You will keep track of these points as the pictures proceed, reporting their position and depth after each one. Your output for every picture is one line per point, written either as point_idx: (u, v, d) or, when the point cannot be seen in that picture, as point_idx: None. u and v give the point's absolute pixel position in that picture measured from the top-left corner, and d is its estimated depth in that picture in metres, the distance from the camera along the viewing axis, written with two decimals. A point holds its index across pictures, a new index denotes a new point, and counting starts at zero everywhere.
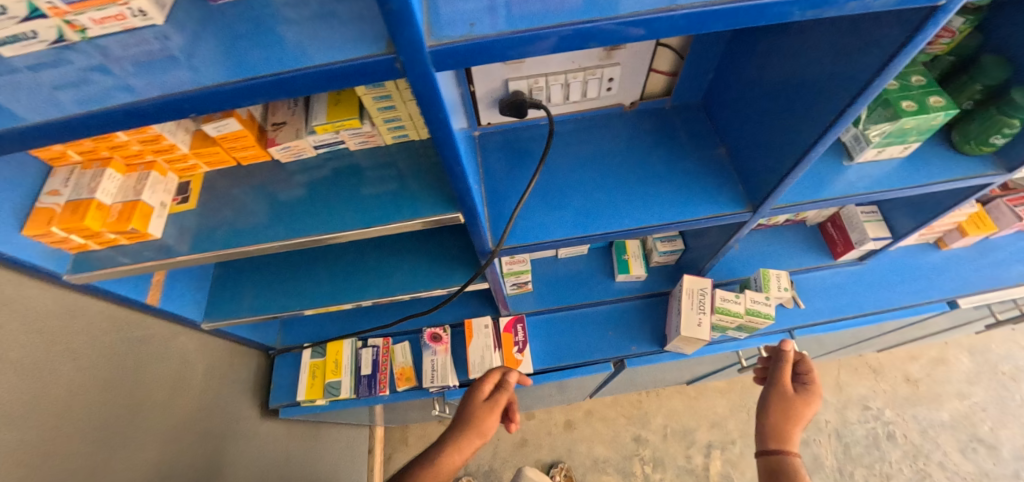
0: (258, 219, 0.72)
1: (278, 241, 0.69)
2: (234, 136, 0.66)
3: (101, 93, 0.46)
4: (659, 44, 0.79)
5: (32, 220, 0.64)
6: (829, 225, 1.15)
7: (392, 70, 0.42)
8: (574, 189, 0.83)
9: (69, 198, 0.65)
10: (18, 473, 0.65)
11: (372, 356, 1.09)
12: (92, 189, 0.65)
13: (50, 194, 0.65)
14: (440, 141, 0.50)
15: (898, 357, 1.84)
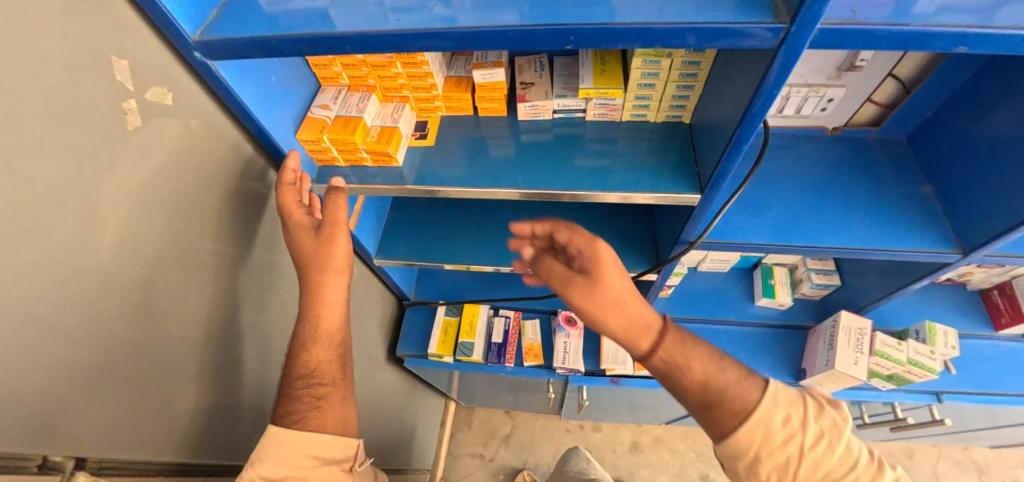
0: (485, 164, 0.76)
1: (516, 189, 0.72)
2: (493, 87, 0.72)
3: (432, 17, 0.49)
4: (890, 74, 0.80)
5: (304, 126, 0.70)
6: (996, 294, 1.07)
7: (770, 41, 0.45)
8: (774, 199, 0.83)
9: (339, 114, 0.71)
10: (229, 346, 0.71)
11: (504, 326, 1.13)
12: (360, 109, 0.71)
13: (322, 107, 0.72)
14: (748, 117, 0.52)
15: (1010, 460, 1.67)
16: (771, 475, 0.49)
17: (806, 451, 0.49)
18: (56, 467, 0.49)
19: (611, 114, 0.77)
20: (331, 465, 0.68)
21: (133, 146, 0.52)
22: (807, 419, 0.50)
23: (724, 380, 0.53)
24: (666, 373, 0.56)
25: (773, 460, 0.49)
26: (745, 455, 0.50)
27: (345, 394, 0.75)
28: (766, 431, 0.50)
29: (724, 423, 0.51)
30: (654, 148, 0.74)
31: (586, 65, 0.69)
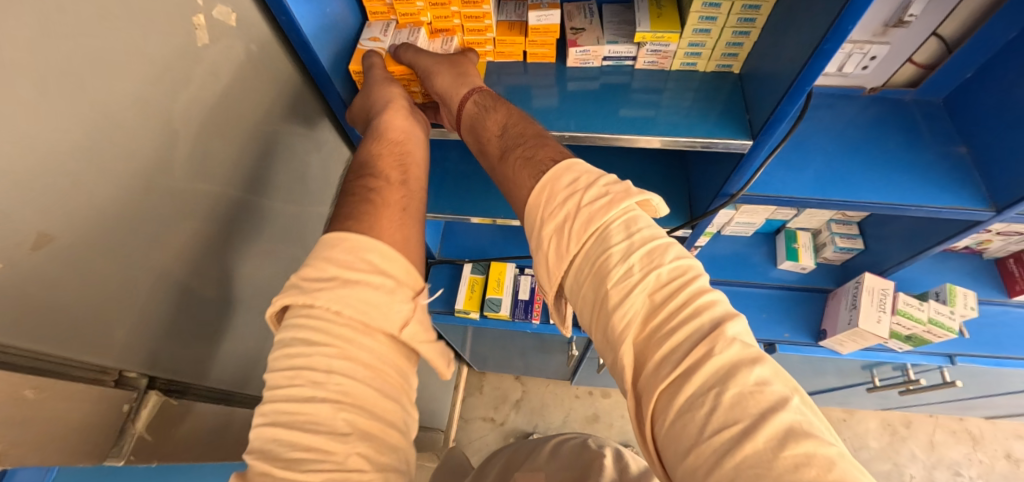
0: (550, 104, 0.77)
1: (569, 133, 0.74)
2: (547, 31, 0.73)
3: None
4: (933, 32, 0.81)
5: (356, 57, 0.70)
6: (1011, 261, 1.11)
7: None
8: (814, 155, 0.85)
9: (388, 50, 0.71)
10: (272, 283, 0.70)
11: (530, 283, 1.14)
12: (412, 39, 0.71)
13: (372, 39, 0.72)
14: (818, 52, 0.53)
15: (1003, 432, 1.77)
16: (551, 238, 0.48)
17: (582, 207, 0.47)
18: (130, 383, 0.50)
19: (660, 63, 0.77)
20: (394, 280, 0.49)
21: (204, 64, 0.51)
22: (595, 183, 0.49)
23: (522, 134, 0.58)
24: (472, 124, 0.64)
25: (554, 220, 0.48)
26: (534, 222, 0.51)
27: (404, 202, 0.58)
28: (552, 188, 0.50)
29: (521, 181, 0.54)
30: (700, 99, 0.74)
31: (643, 9, 0.70)
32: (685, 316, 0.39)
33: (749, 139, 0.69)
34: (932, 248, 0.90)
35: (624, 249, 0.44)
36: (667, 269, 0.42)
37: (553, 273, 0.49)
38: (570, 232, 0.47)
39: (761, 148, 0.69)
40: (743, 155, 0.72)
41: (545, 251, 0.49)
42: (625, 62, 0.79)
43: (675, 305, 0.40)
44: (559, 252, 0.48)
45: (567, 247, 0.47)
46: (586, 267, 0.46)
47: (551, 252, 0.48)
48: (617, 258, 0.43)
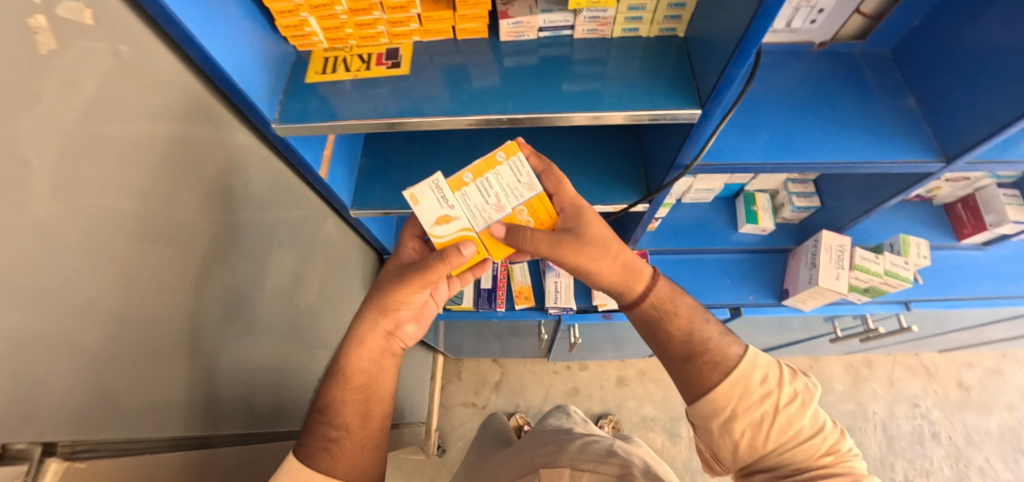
0: (489, 85, 0.71)
1: (508, 116, 0.69)
2: (476, 3, 0.66)
3: None
4: None
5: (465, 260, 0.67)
6: (959, 206, 1.14)
7: None
8: (768, 117, 0.82)
9: (477, 228, 0.66)
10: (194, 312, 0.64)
11: (492, 271, 1.10)
12: (498, 207, 0.66)
13: (445, 218, 0.66)
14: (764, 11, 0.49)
15: (953, 362, 1.91)
16: (745, 429, 0.62)
17: (779, 408, 0.61)
18: (21, 455, 0.42)
19: (601, 30, 0.72)
20: None
21: (54, 76, 0.43)
22: (783, 381, 0.63)
23: (704, 338, 0.68)
24: (649, 321, 0.72)
25: (750, 417, 0.62)
26: (722, 413, 0.63)
27: (364, 441, 0.67)
28: (745, 388, 0.63)
29: (708, 377, 0.65)
30: (646, 68, 0.70)
31: None
32: (838, 469, 0.58)
33: (697, 108, 0.65)
34: (888, 201, 0.89)
35: (817, 440, 0.60)
36: (831, 439, 0.61)
37: (740, 457, 0.63)
38: (767, 432, 0.61)
39: (711, 115, 0.66)
40: (693, 124, 0.69)
41: (734, 440, 0.62)
42: (564, 32, 0.73)
43: (834, 465, 0.59)
44: (753, 443, 0.62)
45: (763, 441, 0.61)
46: (777, 441, 0.61)
47: (744, 439, 0.62)
48: (804, 435, 0.61)
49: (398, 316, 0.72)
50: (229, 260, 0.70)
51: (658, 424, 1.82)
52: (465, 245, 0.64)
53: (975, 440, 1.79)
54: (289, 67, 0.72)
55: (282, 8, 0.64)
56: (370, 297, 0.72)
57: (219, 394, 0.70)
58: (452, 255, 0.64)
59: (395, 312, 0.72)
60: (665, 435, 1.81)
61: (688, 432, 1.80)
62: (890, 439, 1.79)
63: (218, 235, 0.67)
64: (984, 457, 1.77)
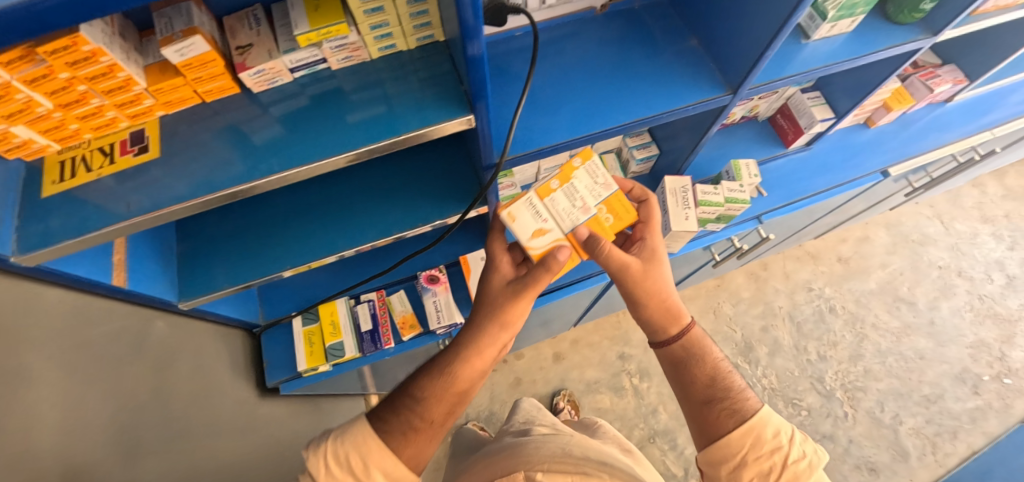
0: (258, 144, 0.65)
1: (275, 176, 0.63)
2: (203, 63, 0.58)
3: None
4: None
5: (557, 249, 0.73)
6: (779, 117, 1.25)
7: None
8: (565, 94, 0.83)
9: (564, 230, 0.73)
10: None
11: (369, 311, 1.05)
12: (582, 206, 0.73)
13: (541, 229, 0.72)
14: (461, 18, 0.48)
15: (831, 241, 2.13)
16: (754, 479, 0.61)
17: (788, 463, 0.61)
18: None
19: (358, 56, 0.67)
20: None
21: None
22: (794, 440, 0.62)
23: (727, 388, 0.70)
24: (675, 360, 0.75)
25: (759, 465, 0.61)
26: (731, 460, 0.63)
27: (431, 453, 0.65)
28: (757, 436, 0.62)
29: (724, 422, 0.65)
30: (419, 81, 0.67)
31: (296, 5, 0.57)
32: None
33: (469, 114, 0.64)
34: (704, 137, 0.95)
35: None
36: None
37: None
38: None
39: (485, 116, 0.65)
40: (475, 127, 0.67)
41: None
42: (320, 66, 0.68)
43: None
44: None
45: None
46: None
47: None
48: None
49: (510, 336, 0.73)
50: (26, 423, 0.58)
51: (603, 384, 1.89)
52: (561, 251, 0.67)
53: (864, 302, 2.03)
54: (19, 186, 0.62)
55: None
56: (479, 305, 0.73)
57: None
58: (548, 259, 0.67)
59: (511, 326, 0.73)
60: (611, 392, 1.88)
61: (631, 382, 1.89)
62: (799, 326, 1.99)
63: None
64: (874, 315, 2.01)
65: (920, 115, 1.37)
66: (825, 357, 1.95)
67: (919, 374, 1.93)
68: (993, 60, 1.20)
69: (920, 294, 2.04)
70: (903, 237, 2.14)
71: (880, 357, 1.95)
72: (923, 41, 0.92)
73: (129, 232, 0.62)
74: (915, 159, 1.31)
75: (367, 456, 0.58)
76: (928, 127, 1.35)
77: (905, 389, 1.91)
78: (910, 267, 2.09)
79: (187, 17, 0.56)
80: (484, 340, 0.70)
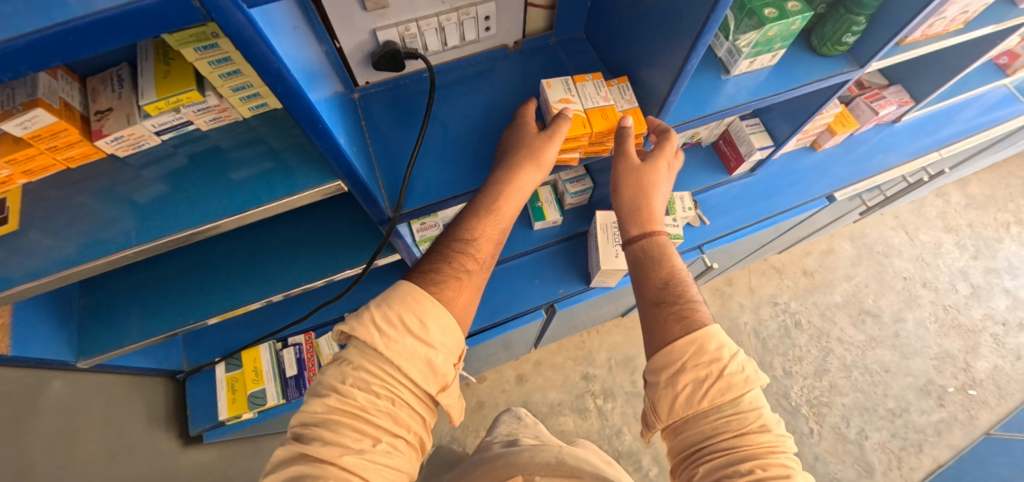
0: (128, 208, 0.62)
1: (134, 249, 0.59)
2: (55, 132, 0.55)
3: None
4: (528, 3, 0.79)
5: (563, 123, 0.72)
6: (721, 143, 1.23)
7: (186, 13, 0.34)
8: (470, 139, 0.80)
9: (586, 107, 0.74)
10: None
11: (295, 355, 1.02)
12: (603, 98, 0.75)
13: (563, 99, 0.74)
14: (283, 98, 0.45)
15: (796, 254, 2.13)
16: (688, 383, 0.57)
17: (724, 373, 0.56)
18: None
19: (229, 115, 0.64)
20: (431, 358, 0.54)
21: None
22: (733, 357, 0.58)
23: (682, 294, 0.66)
24: (638, 260, 0.73)
25: (694, 372, 0.57)
26: (673, 366, 0.58)
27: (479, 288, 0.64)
28: (701, 346, 0.58)
29: (671, 328, 0.61)
30: (297, 138, 0.64)
31: (144, 73, 0.54)
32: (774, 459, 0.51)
33: (340, 179, 0.61)
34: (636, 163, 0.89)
35: (752, 417, 0.54)
36: (774, 438, 0.53)
37: (676, 411, 0.57)
38: (707, 391, 0.56)
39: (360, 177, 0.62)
40: (353, 188, 0.64)
41: (674, 393, 0.57)
42: (191, 126, 0.65)
43: (770, 443, 0.52)
44: (688, 398, 0.57)
45: (701, 399, 0.56)
46: (712, 417, 0.56)
47: (681, 395, 0.57)
48: (742, 420, 0.54)
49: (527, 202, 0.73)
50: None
51: (566, 406, 1.86)
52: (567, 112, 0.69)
53: (830, 315, 2.02)
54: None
55: None
56: (499, 164, 0.71)
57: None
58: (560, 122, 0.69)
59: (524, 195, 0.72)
60: (575, 414, 1.86)
61: (595, 403, 1.87)
62: (764, 342, 1.97)
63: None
64: (840, 328, 2.00)
65: (867, 136, 1.35)
66: (790, 372, 1.92)
67: (885, 387, 1.90)
68: (938, 84, 1.19)
69: (885, 306, 2.04)
70: (868, 249, 2.14)
71: (846, 371, 1.93)
72: (849, 72, 0.90)
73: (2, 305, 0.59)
74: (860, 183, 1.30)
75: (423, 317, 0.55)
76: (875, 149, 1.34)
77: (870, 403, 1.87)
78: (874, 278, 2.09)
79: (32, 87, 0.53)
80: (495, 209, 0.69)
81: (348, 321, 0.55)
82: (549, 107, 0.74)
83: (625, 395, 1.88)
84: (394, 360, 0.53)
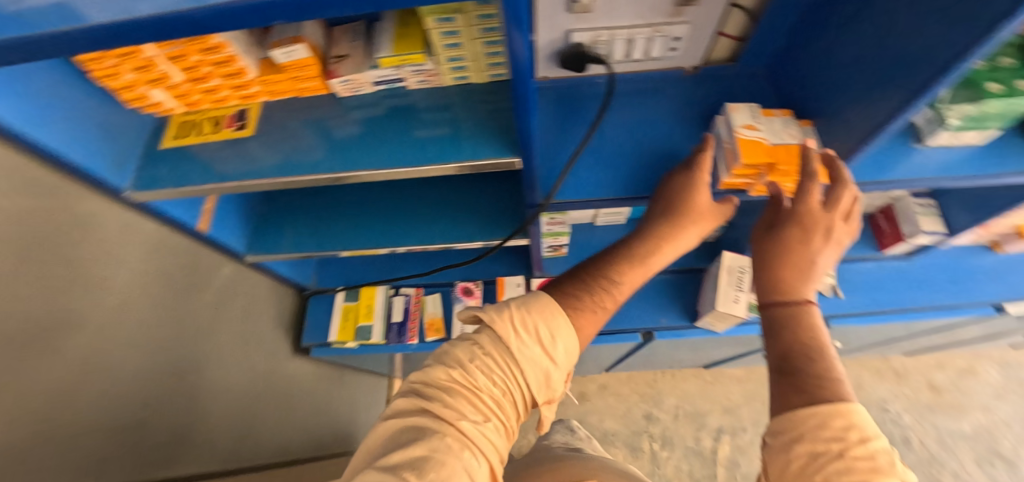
0: (338, 136, 0.73)
1: (334, 174, 0.70)
2: (303, 65, 0.67)
3: None
4: (720, 32, 0.79)
5: (745, 150, 0.69)
6: (879, 216, 1.12)
7: None
8: (628, 148, 0.81)
9: (773, 141, 0.70)
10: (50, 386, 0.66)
11: (403, 305, 1.11)
12: (793, 136, 0.71)
13: (751, 126, 0.71)
14: (512, 75, 0.50)
15: (924, 364, 1.87)
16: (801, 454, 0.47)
17: (847, 455, 0.45)
18: None
19: (434, 80, 0.72)
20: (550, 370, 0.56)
21: None
22: (866, 437, 0.46)
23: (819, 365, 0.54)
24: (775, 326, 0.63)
25: (812, 443, 0.47)
26: (790, 433, 0.49)
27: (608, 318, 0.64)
28: (823, 419, 0.47)
29: (791, 394, 0.52)
30: (487, 113, 0.70)
31: (385, 32, 0.65)
32: None
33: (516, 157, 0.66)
34: None
35: None
36: None
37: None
38: (821, 468, 0.45)
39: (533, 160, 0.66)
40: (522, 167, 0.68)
41: (786, 462, 0.48)
42: (400, 83, 0.74)
43: None
44: (801, 472, 0.46)
45: (813, 474, 0.45)
46: None
47: (793, 462, 0.47)
48: None
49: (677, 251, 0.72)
50: (59, 335, 0.68)
51: (619, 439, 1.81)
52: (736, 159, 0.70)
53: (949, 443, 1.71)
54: (145, 132, 0.75)
55: (148, 77, 0.66)
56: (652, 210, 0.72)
57: (75, 460, 0.70)
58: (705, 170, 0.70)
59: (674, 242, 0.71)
60: (626, 449, 1.79)
61: (650, 446, 1.79)
62: None
63: (39, 303, 0.65)
64: (959, 463, 1.68)
65: None
66: None
67: None
68: None
69: None
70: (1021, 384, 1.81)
71: None
72: None
73: (218, 192, 0.74)
74: None
75: (556, 334, 0.57)
76: None
77: None
78: None
79: (300, 26, 0.65)
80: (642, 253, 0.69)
81: (487, 310, 0.60)
82: (731, 132, 0.72)
83: (685, 449, 1.77)
84: (521, 364, 0.55)
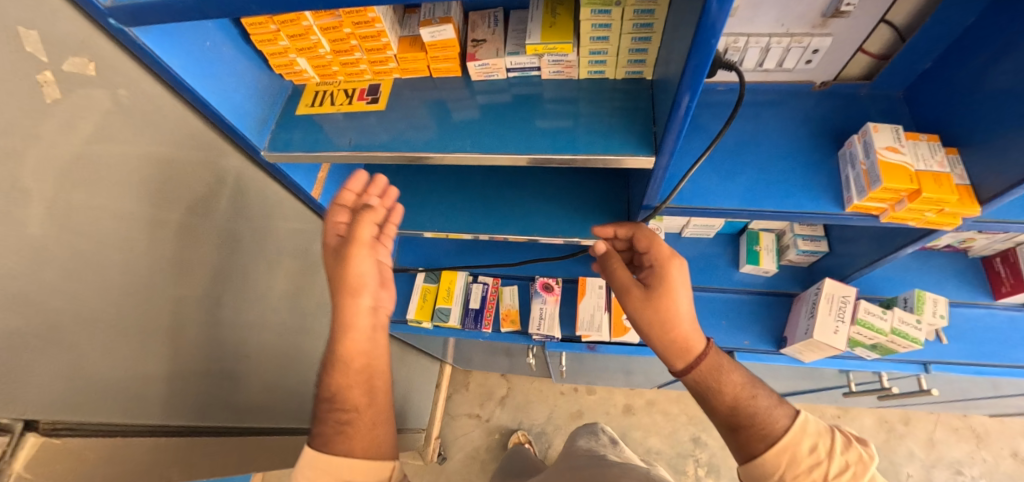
0: (462, 119, 0.74)
1: (464, 154, 0.71)
2: (445, 46, 0.69)
3: None
4: (862, 48, 0.76)
5: (886, 171, 0.66)
6: (997, 260, 1.04)
7: None
8: (750, 160, 0.79)
9: (917, 166, 0.67)
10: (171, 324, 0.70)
11: (481, 292, 1.13)
12: (940, 164, 0.67)
13: (893, 149, 0.68)
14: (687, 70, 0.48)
15: (1010, 428, 1.71)
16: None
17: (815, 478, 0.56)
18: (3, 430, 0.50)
19: (567, 72, 0.73)
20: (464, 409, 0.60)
21: (54, 119, 0.53)
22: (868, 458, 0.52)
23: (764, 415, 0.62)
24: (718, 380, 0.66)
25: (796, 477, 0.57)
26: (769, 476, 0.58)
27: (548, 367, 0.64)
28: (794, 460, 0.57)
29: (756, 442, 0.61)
30: (617, 108, 0.69)
31: (535, 19, 0.65)
32: None
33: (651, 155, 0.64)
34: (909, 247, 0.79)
35: None
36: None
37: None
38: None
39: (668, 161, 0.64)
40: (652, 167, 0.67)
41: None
42: (533, 72, 0.75)
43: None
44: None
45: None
46: None
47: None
48: None
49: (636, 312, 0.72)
50: (185, 279, 0.72)
51: (662, 458, 1.76)
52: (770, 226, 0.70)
53: None
54: (284, 97, 0.79)
55: (302, 45, 0.70)
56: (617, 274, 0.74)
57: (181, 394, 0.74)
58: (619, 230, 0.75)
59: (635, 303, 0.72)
60: (669, 470, 1.74)
61: (695, 471, 1.73)
62: None
63: (177, 242, 0.70)
64: None
65: None
66: None
67: None
68: None
69: None
70: None
71: None
72: None
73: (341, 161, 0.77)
74: None
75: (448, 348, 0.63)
76: None
77: None
78: None
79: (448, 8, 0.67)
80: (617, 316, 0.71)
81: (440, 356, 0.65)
82: (871, 152, 0.69)
83: None
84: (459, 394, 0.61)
